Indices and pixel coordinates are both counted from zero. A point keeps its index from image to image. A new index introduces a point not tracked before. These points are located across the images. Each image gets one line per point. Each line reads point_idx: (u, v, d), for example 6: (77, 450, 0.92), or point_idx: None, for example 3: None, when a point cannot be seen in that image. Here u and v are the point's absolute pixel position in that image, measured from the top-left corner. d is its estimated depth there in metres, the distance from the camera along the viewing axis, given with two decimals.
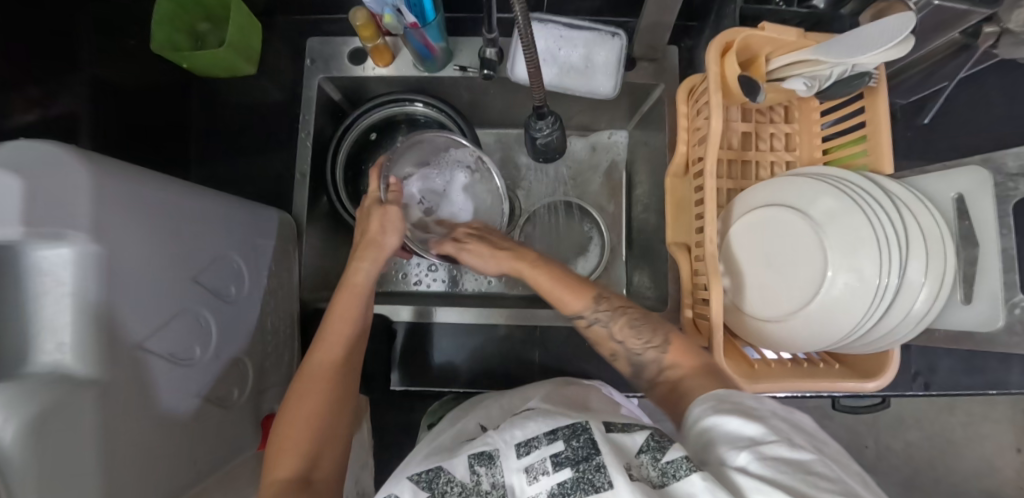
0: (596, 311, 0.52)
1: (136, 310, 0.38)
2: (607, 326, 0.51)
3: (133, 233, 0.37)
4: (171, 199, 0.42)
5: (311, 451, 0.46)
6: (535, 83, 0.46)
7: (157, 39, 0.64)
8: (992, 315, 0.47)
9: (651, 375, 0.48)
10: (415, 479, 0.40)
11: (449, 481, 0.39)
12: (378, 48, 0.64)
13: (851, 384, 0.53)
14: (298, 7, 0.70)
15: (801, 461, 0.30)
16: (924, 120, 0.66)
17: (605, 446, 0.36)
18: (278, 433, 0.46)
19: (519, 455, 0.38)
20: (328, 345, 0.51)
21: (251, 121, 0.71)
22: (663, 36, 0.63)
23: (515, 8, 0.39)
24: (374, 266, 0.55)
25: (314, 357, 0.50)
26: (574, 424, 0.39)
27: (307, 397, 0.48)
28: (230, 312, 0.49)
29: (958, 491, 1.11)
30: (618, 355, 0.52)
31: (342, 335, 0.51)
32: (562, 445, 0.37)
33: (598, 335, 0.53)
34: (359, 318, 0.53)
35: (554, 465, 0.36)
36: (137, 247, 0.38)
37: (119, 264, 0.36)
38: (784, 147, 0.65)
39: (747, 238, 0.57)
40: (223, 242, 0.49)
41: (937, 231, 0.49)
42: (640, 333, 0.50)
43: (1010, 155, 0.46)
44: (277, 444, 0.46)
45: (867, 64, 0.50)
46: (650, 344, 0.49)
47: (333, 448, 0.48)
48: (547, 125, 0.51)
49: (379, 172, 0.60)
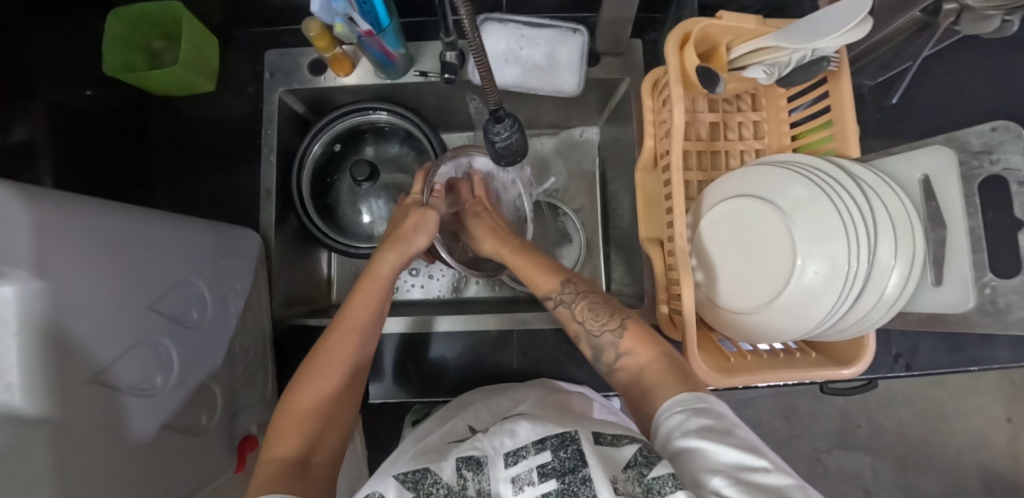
0: (562, 292, 0.54)
1: (85, 344, 0.36)
2: (570, 307, 0.53)
3: (78, 263, 0.36)
4: (117, 227, 0.41)
5: (312, 433, 0.44)
6: (488, 87, 0.44)
7: (110, 62, 0.62)
8: (962, 296, 0.46)
9: (608, 360, 0.50)
10: (401, 478, 0.38)
11: (435, 484, 0.37)
12: (337, 58, 0.63)
13: (828, 372, 0.52)
14: (256, 19, 0.69)
15: (773, 484, 0.32)
16: (892, 101, 0.66)
17: (592, 458, 0.35)
18: (282, 411, 0.45)
19: (507, 464, 0.38)
20: (344, 332, 0.50)
21: (215, 138, 0.70)
22: (624, 30, 0.62)
23: (462, 14, 0.35)
24: (398, 259, 0.57)
25: (329, 341, 0.49)
26: (563, 434, 0.38)
27: (318, 378, 0.47)
28: (192, 338, 0.48)
29: (952, 465, 1.11)
30: (580, 339, 0.52)
31: (358, 322, 0.51)
32: (550, 455, 0.36)
33: (563, 317, 0.53)
34: (377, 308, 0.53)
35: (540, 476, 0.35)
36: (84, 278, 0.36)
37: (65, 296, 0.34)
38: (753, 135, 0.64)
39: (724, 208, 0.56)
40: (180, 267, 0.48)
41: (906, 217, 0.48)
42: (599, 316, 0.50)
43: (972, 133, 0.47)
44: (280, 422, 0.44)
45: (826, 48, 0.49)
46: (608, 327, 0.49)
47: (334, 434, 0.46)
48: (505, 128, 0.49)
49: (426, 176, 0.64)
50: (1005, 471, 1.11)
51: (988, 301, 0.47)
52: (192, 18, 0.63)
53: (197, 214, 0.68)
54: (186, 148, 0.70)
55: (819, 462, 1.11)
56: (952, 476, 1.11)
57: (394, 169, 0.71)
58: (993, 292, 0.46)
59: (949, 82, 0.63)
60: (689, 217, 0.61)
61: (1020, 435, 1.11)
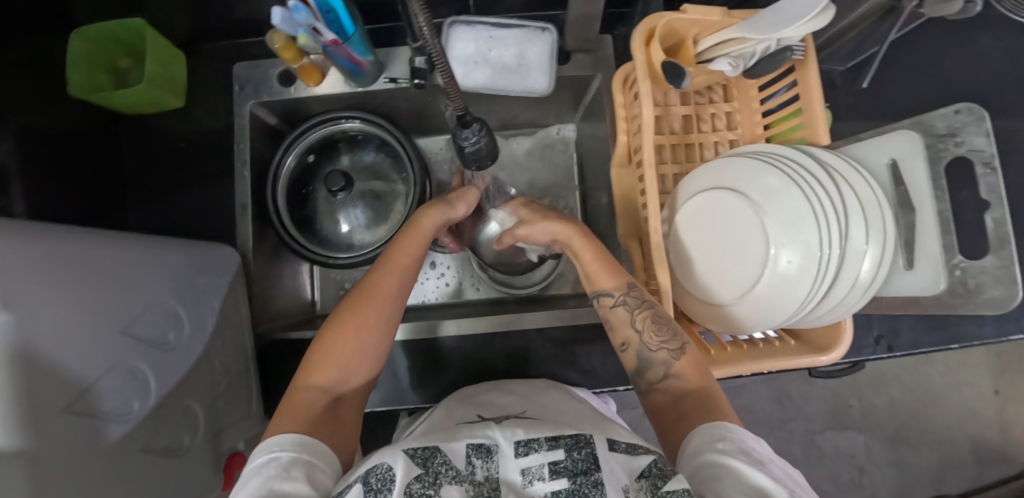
0: (626, 295, 0.53)
1: (53, 376, 0.35)
2: (632, 311, 0.52)
3: (43, 287, 0.35)
4: (81, 252, 0.40)
5: (347, 366, 0.49)
6: (451, 90, 0.43)
7: (75, 82, 0.62)
8: (934, 279, 0.46)
9: (652, 377, 0.50)
10: (411, 452, 0.37)
11: (445, 466, 0.36)
12: (306, 67, 0.63)
13: (806, 360, 0.52)
14: (221, 32, 0.69)
15: None
16: (863, 84, 0.66)
17: (607, 463, 0.37)
18: (323, 340, 0.49)
19: (517, 454, 0.37)
20: (387, 274, 0.53)
21: (188, 154, 0.69)
22: (592, 27, 0.62)
23: (420, 20, 0.36)
24: (440, 216, 0.59)
25: (373, 280, 0.52)
26: (577, 436, 0.39)
27: (361, 314, 0.50)
28: (171, 360, 0.48)
29: (943, 440, 1.13)
30: (630, 347, 0.52)
31: (400, 267, 0.54)
32: (562, 453, 0.37)
33: (617, 319, 0.53)
34: (418, 254, 0.56)
35: (551, 473, 0.36)
36: (54, 302, 0.36)
37: (36, 324, 0.33)
38: (726, 126, 0.64)
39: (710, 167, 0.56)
40: (153, 289, 0.47)
41: (874, 201, 0.48)
42: (661, 331, 0.50)
43: (938, 116, 0.46)
44: (320, 351, 0.49)
45: (791, 37, 0.49)
46: (667, 346, 0.50)
47: (367, 367, 0.50)
48: (474, 133, 0.49)
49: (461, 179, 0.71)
50: (995, 443, 1.12)
51: (959, 282, 0.46)
52: (155, 34, 0.63)
53: (174, 232, 0.68)
54: (159, 165, 0.69)
55: (811, 444, 1.12)
56: (943, 451, 1.13)
57: (370, 177, 0.71)
58: (963, 274, 0.45)
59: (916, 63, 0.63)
60: (666, 211, 0.60)
61: (1007, 406, 1.13)
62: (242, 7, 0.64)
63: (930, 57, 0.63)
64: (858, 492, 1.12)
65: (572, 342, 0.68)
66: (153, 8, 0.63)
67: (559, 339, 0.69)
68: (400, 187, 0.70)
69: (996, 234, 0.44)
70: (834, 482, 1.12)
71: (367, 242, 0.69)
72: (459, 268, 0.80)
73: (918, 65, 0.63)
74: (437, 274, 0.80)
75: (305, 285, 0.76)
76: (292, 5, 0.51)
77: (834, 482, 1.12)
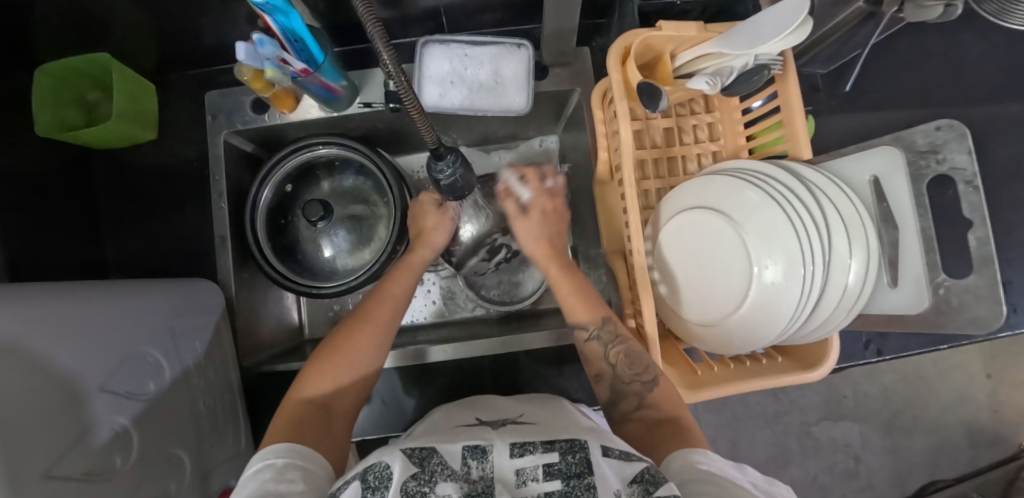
0: (601, 329, 0.54)
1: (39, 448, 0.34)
2: (605, 346, 0.53)
3: (17, 355, 0.34)
4: (51, 312, 0.40)
5: (340, 383, 0.48)
6: (427, 135, 0.40)
7: (42, 121, 0.60)
8: (916, 297, 0.45)
9: (626, 407, 0.51)
10: (408, 452, 0.37)
11: (441, 465, 0.36)
12: (280, 96, 0.61)
13: (793, 378, 0.51)
14: (192, 61, 0.68)
15: None
16: (846, 87, 0.69)
17: (600, 467, 0.36)
18: (319, 357, 0.49)
19: (513, 455, 0.37)
20: (382, 301, 0.54)
21: (165, 186, 0.69)
22: (569, 41, 0.61)
23: (386, 60, 0.27)
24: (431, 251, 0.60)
25: (370, 307, 0.53)
26: (572, 441, 0.39)
27: (358, 336, 0.51)
28: (153, 410, 0.47)
29: (937, 425, 1.14)
30: (603, 378, 0.53)
31: (395, 296, 0.55)
32: (556, 456, 0.37)
33: (591, 352, 0.54)
34: (411, 286, 0.57)
35: (545, 474, 0.36)
36: (29, 370, 0.34)
37: (18, 397, 0.33)
38: (708, 137, 0.63)
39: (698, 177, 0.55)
40: (132, 338, 0.47)
41: (857, 217, 0.48)
42: (634, 365, 0.51)
43: (919, 132, 0.45)
44: (315, 366, 0.48)
45: (769, 52, 0.47)
46: (640, 378, 0.50)
47: (358, 389, 0.49)
48: (448, 165, 0.47)
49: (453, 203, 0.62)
50: (988, 426, 1.13)
51: (942, 301, 0.45)
52: (122, 68, 0.61)
53: (155, 266, 0.67)
54: (136, 199, 0.68)
55: (807, 436, 1.13)
56: (937, 436, 1.14)
57: (351, 201, 0.70)
58: (947, 292, 0.44)
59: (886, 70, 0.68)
60: (649, 228, 0.59)
61: (999, 389, 1.13)
62: (209, 36, 0.63)
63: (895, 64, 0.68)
64: (854, 481, 1.13)
65: (559, 361, 0.68)
66: (119, 41, 0.62)
67: (546, 358, 0.69)
68: (382, 210, 0.70)
69: (979, 252, 0.42)
70: (830, 473, 1.14)
71: (350, 267, 0.68)
72: (444, 287, 0.79)
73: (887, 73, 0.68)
74: (424, 292, 0.79)
75: (291, 308, 0.76)
76: (258, 39, 0.50)
77: (830, 473, 1.14)
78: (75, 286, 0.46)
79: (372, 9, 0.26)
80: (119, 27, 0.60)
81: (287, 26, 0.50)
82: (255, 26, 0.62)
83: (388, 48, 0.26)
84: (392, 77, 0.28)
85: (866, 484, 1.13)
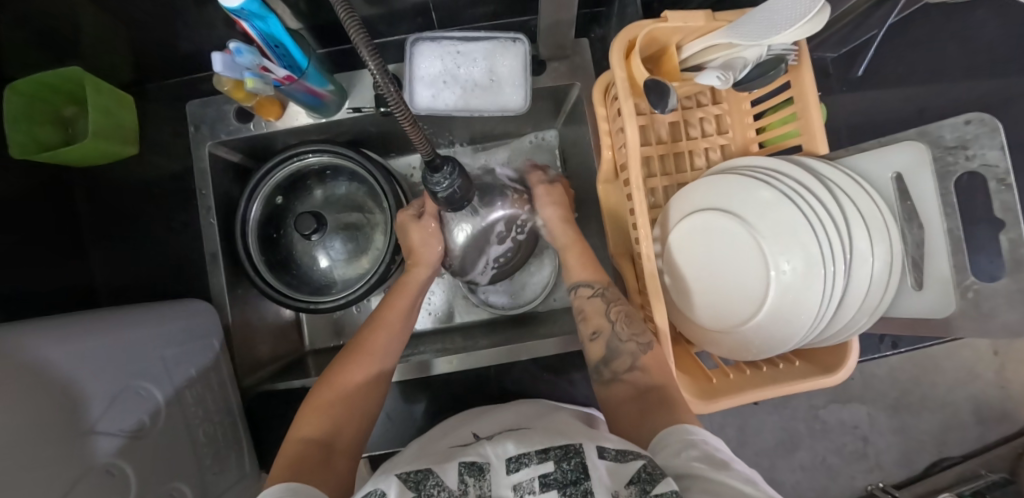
0: (605, 289, 0.56)
1: None
2: (607, 303, 0.55)
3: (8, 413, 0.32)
4: (37, 352, 0.38)
5: (338, 419, 0.47)
6: (422, 148, 0.37)
7: (16, 142, 0.57)
8: (944, 301, 0.44)
9: (617, 366, 0.50)
10: (403, 477, 0.36)
11: (437, 486, 0.34)
12: (264, 102, 0.59)
13: (812, 383, 0.49)
14: (170, 70, 0.65)
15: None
16: (858, 72, 0.72)
17: (596, 471, 0.33)
18: (315, 396, 0.48)
19: (509, 470, 0.34)
20: (377, 330, 0.55)
21: (151, 204, 0.67)
22: (566, 35, 0.57)
23: (370, 64, 0.24)
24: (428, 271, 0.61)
25: (365, 338, 0.54)
26: (567, 446, 0.36)
27: (354, 367, 0.51)
28: (147, 447, 0.45)
29: (944, 404, 0.96)
30: (600, 335, 0.53)
31: (390, 324, 0.56)
32: (552, 466, 0.34)
33: (591, 307, 0.55)
34: (406, 310, 0.58)
35: (541, 486, 0.32)
36: (19, 430, 0.32)
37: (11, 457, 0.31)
38: (716, 130, 0.60)
39: (706, 182, 0.52)
40: (119, 371, 0.45)
41: (879, 215, 0.45)
42: (632, 325, 0.51)
43: (946, 127, 0.42)
44: (311, 406, 0.47)
45: (787, 41, 0.43)
46: (636, 339, 0.50)
47: (358, 423, 0.48)
48: (445, 176, 0.43)
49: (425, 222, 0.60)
50: (995, 403, 0.96)
51: (971, 305, 0.43)
52: (97, 82, 0.58)
53: (148, 285, 0.66)
54: (123, 217, 0.66)
55: (815, 419, 0.97)
56: (944, 414, 0.96)
57: (346, 208, 0.68)
58: (977, 295, 0.42)
59: (889, 56, 0.68)
60: (657, 230, 0.56)
61: (1007, 366, 0.96)
62: (185, 43, 0.60)
63: (902, 44, 0.67)
64: (862, 463, 0.97)
65: (565, 366, 0.67)
66: (92, 55, 0.59)
67: (551, 364, 0.68)
68: (378, 216, 0.67)
69: (1012, 255, 0.41)
70: (839, 454, 0.97)
71: (347, 278, 0.66)
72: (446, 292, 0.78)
73: (888, 58, 0.68)
74: (425, 299, 0.77)
75: (289, 318, 0.74)
76: (235, 48, 0.47)
77: (840, 455, 0.97)
78: (58, 322, 0.44)
79: (351, 7, 0.23)
80: (92, 40, 0.57)
81: (266, 32, 0.47)
82: (234, 31, 0.58)
83: (372, 51, 0.23)
84: (380, 87, 0.24)
85: (874, 466, 0.96)
